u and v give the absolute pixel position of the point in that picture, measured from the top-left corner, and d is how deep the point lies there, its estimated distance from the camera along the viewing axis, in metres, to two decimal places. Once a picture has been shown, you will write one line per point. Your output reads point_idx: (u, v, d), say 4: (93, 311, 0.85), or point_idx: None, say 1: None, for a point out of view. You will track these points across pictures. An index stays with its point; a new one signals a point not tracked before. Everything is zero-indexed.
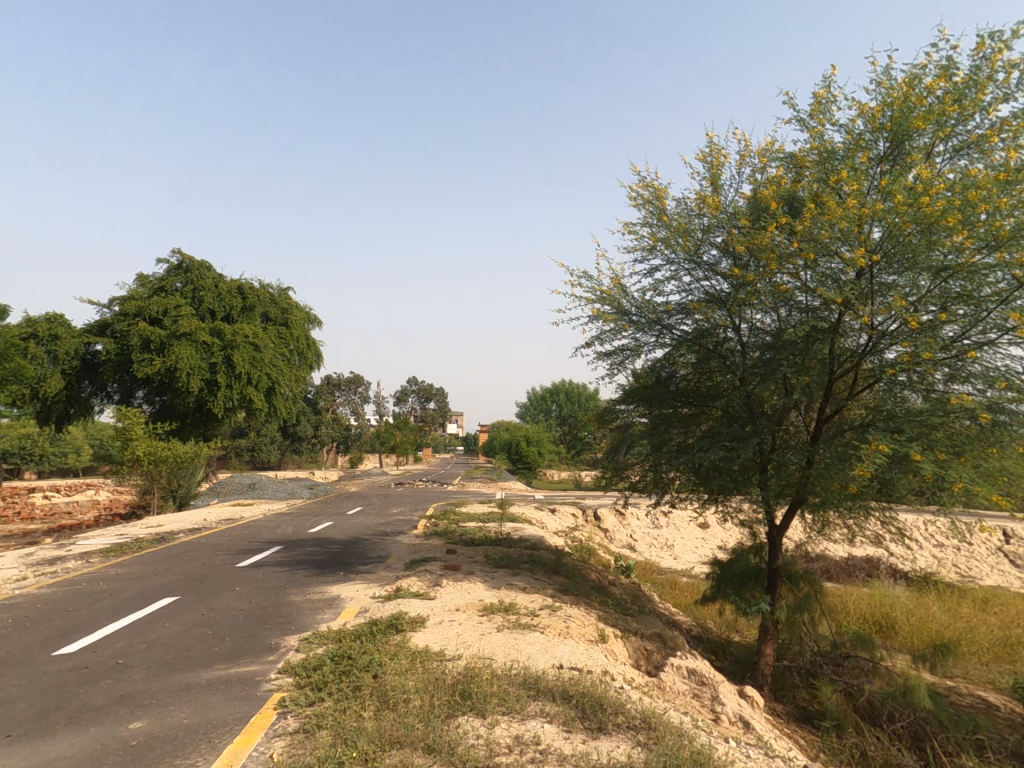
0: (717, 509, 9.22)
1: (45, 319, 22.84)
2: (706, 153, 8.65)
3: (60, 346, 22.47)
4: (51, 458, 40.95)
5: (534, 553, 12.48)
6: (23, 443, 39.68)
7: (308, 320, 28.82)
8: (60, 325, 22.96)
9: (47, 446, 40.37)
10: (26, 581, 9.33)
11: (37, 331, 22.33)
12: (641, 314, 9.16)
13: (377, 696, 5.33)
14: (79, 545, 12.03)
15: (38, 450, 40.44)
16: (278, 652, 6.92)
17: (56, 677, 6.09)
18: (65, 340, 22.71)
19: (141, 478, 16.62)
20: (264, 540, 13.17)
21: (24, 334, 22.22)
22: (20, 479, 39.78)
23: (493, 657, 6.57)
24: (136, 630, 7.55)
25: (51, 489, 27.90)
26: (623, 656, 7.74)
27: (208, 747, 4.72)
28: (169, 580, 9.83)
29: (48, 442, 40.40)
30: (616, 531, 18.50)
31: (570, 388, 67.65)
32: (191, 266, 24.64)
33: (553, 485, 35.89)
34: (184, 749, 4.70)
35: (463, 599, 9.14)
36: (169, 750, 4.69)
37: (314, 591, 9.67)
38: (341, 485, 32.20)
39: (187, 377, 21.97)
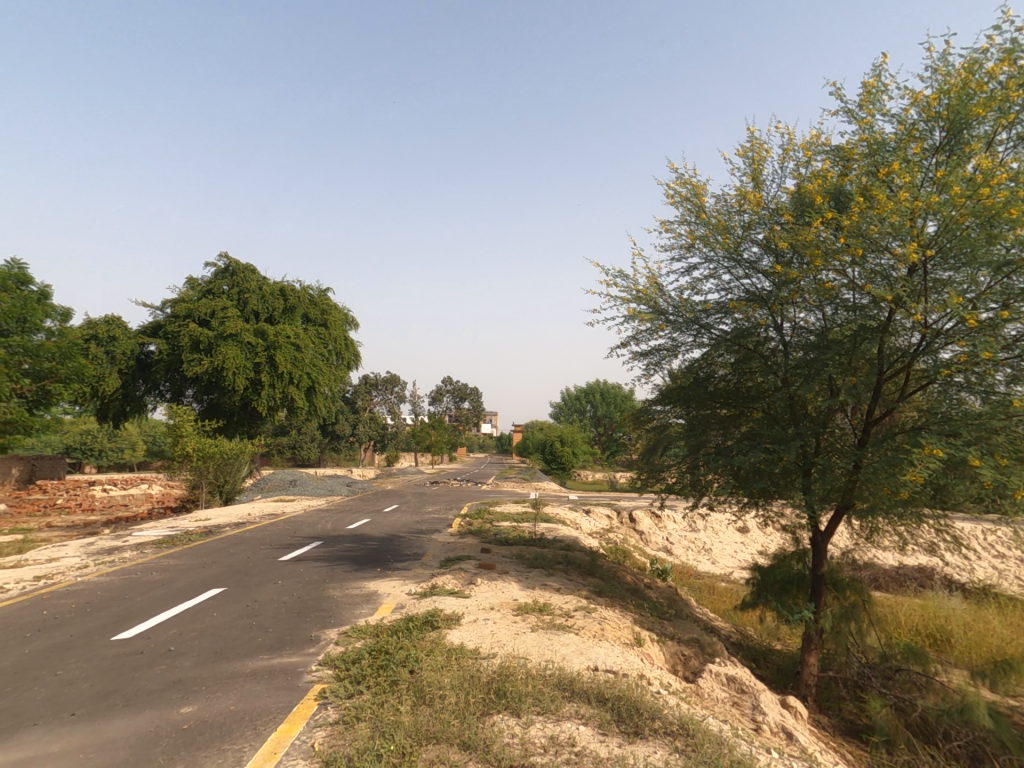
0: (759, 514, 8.98)
1: (105, 321, 24.24)
2: (747, 148, 8.40)
3: (119, 347, 23.87)
4: (108, 453, 43.09)
5: (568, 554, 12.48)
6: (85, 437, 42.42)
7: (346, 321, 29.78)
8: (118, 327, 24.37)
9: (104, 440, 42.66)
10: (88, 569, 9.92)
11: (98, 332, 23.73)
12: (679, 314, 9.13)
13: (413, 691, 5.47)
14: (134, 536, 12.70)
15: (97, 444, 42.80)
16: (319, 645, 7.16)
17: (114, 662, 6.46)
18: (123, 341, 24.13)
19: (190, 472, 17.32)
20: (304, 536, 13.59)
21: (85, 334, 23.62)
22: (82, 472, 42.09)
23: (527, 657, 6.61)
24: (186, 620, 7.94)
25: (110, 482, 29.27)
26: (660, 661, 7.65)
27: (253, 734, 4.93)
28: (217, 572, 10.30)
29: (106, 437, 42.75)
30: (651, 533, 18.21)
31: (606, 389, 66.96)
32: (237, 268, 25.52)
33: (588, 487, 35.19)
34: (231, 735, 4.94)
35: (497, 598, 9.23)
36: (217, 735, 4.94)
37: (352, 586, 9.94)
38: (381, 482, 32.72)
39: (234, 377, 22.81)
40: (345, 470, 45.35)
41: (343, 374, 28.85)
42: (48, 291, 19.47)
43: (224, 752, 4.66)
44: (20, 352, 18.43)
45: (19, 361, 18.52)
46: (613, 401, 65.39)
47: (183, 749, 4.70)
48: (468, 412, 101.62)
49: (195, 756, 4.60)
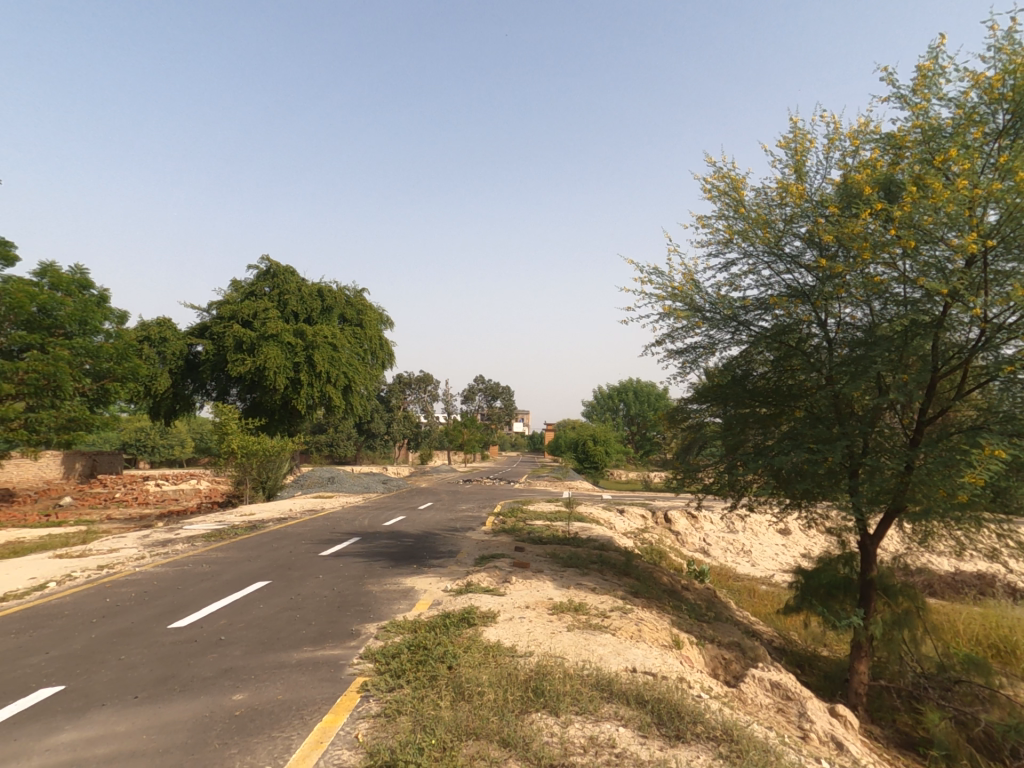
0: (802, 516, 8.72)
1: (157, 323, 25.42)
2: (789, 139, 8.14)
3: (170, 347, 24.99)
4: (161, 450, 45.24)
5: (603, 553, 12.39)
6: (139, 434, 44.66)
7: (381, 321, 30.34)
8: (169, 328, 25.52)
9: (156, 437, 44.82)
10: (144, 559, 10.45)
11: (151, 334, 24.91)
12: (716, 310, 8.94)
13: (452, 686, 5.54)
14: (185, 529, 13.30)
15: (150, 441, 45.00)
16: (359, 639, 7.34)
17: (170, 649, 6.79)
18: (173, 342, 25.25)
19: (235, 468, 17.98)
20: (343, 532, 13.92)
21: (139, 336, 24.85)
22: (136, 467, 44.34)
23: (564, 656, 6.61)
24: (235, 611, 8.26)
25: (161, 477, 30.70)
26: (700, 663, 7.52)
27: (300, 723, 5.10)
28: (261, 565, 10.67)
29: (158, 435, 44.90)
30: (688, 534, 17.88)
31: (640, 388, 66.06)
32: (278, 271, 26.32)
33: (622, 486, 34.79)
34: (280, 723, 5.12)
35: (532, 597, 9.25)
36: (267, 722, 5.13)
37: (390, 582, 10.13)
38: (415, 480, 33.18)
39: (275, 377, 23.55)
40: (380, 468, 46.19)
41: (378, 373, 29.42)
42: (107, 295, 20.63)
43: (273, 739, 4.84)
44: (83, 353, 19.65)
45: (82, 361, 19.74)
46: (648, 400, 64.49)
47: (236, 735, 4.91)
48: (500, 411, 101.86)
49: (248, 741, 4.79)
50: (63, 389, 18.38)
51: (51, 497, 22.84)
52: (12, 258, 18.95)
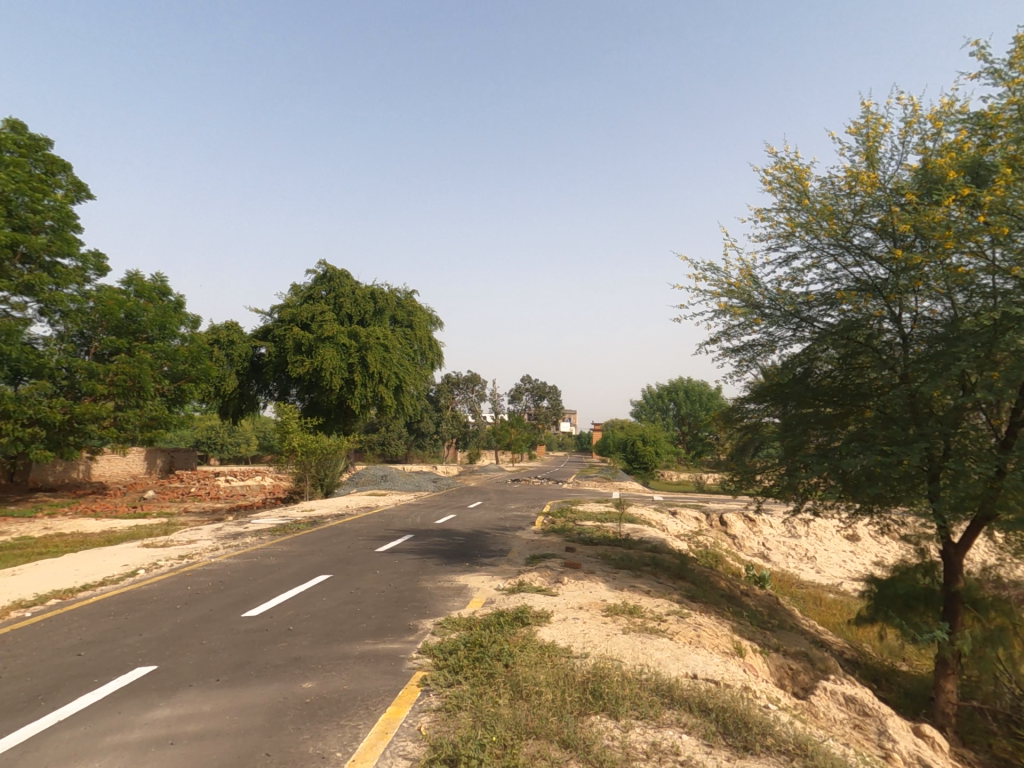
0: (874, 522, 8.27)
1: (225, 326, 26.94)
2: (861, 124, 7.72)
3: (237, 350, 26.41)
4: (229, 447, 48.08)
5: (656, 556, 12.16)
6: (210, 432, 47.65)
7: (431, 322, 30.97)
8: (237, 331, 26.98)
9: (225, 435, 47.68)
10: (218, 551, 11.10)
11: (220, 337, 26.44)
12: (776, 307, 8.61)
13: (511, 684, 5.58)
14: (253, 523, 14.03)
15: (220, 438, 47.90)
16: (417, 633, 7.51)
17: (245, 636, 7.18)
18: (239, 345, 26.67)
19: (295, 466, 18.79)
20: (397, 529, 14.28)
21: (210, 339, 26.41)
22: (207, 464, 47.32)
23: (621, 660, 6.52)
24: (300, 602, 8.63)
25: (230, 473, 32.56)
26: (764, 673, 7.25)
27: (366, 713, 5.26)
28: (323, 559, 11.10)
29: (227, 433, 47.74)
30: (745, 538, 17.26)
31: (691, 387, 64.39)
32: (333, 275, 27.28)
33: (674, 488, 34.02)
34: (347, 712, 5.30)
35: (585, 598, 9.19)
36: (336, 710, 5.33)
37: (444, 579, 10.31)
38: (464, 479, 33.66)
39: (331, 377, 24.43)
40: (431, 466, 47.15)
41: (428, 374, 30.03)
42: (183, 300, 22.06)
43: (342, 727, 5.01)
44: (163, 356, 21.08)
45: (162, 364, 21.11)
46: (699, 399, 62.83)
47: (308, 721, 5.12)
48: (546, 411, 101.67)
49: (319, 728, 4.99)
50: (146, 389, 19.89)
51: (135, 490, 24.66)
52: (104, 268, 20.55)
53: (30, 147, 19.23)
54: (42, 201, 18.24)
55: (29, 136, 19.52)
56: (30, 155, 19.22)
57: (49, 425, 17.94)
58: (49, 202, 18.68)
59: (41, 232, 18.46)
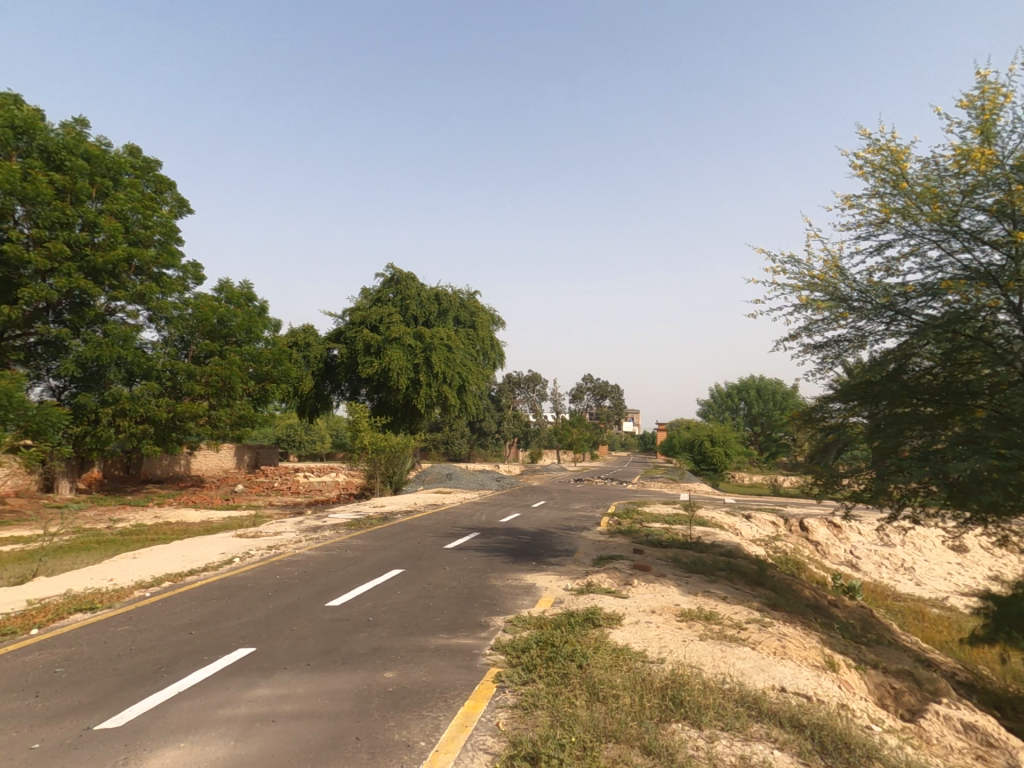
0: (986, 531, 7.52)
1: (303, 329, 28.46)
2: (974, 97, 7.07)
3: (312, 351, 27.82)
4: (306, 444, 50.82)
5: (732, 561, 11.65)
6: (289, 430, 50.62)
7: (493, 322, 31.34)
8: (313, 334, 28.43)
9: (302, 433, 50.47)
10: (300, 543, 11.71)
11: (298, 340, 27.97)
12: (867, 299, 8.04)
13: (587, 686, 5.48)
14: (330, 517, 14.70)
15: (298, 436, 50.76)
16: (489, 630, 7.55)
17: (329, 624, 7.50)
18: (315, 347, 28.09)
19: (366, 463, 19.52)
20: (463, 526, 14.51)
21: (288, 341, 27.97)
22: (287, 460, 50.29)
23: (700, 667, 6.27)
24: (377, 594, 8.92)
25: (307, 469, 34.37)
26: (861, 690, 6.75)
27: (445, 705, 5.33)
28: (395, 554, 11.45)
29: (304, 431, 50.50)
30: (830, 545, 16.20)
31: (763, 386, 61.37)
32: (400, 277, 28.18)
33: (746, 490, 32.61)
34: (428, 703, 5.40)
35: (658, 602, 8.93)
36: (417, 701, 5.45)
37: (512, 578, 10.34)
38: (527, 478, 33.79)
39: (398, 377, 25.22)
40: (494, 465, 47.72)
41: (490, 373, 30.39)
42: (265, 304, 23.48)
43: (424, 717, 5.10)
44: (249, 358, 22.39)
45: (248, 366, 22.43)
46: (772, 400, 59.88)
47: (392, 709, 5.26)
48: (607, 411, 100.32)
49: (402, 716, 5.11)
50: (235, 389, 21.44)
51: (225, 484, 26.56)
52: (201, 277, 22.17)
53: (144, 169, 21.31)
54: (152, 218, 20.13)
55: (145, 159, 21.66)
56: (144, 176, 21.32)
57: (156, 422, 19.69)
58: (157, 218, 20.56)
59: (150, 246, 20.35)
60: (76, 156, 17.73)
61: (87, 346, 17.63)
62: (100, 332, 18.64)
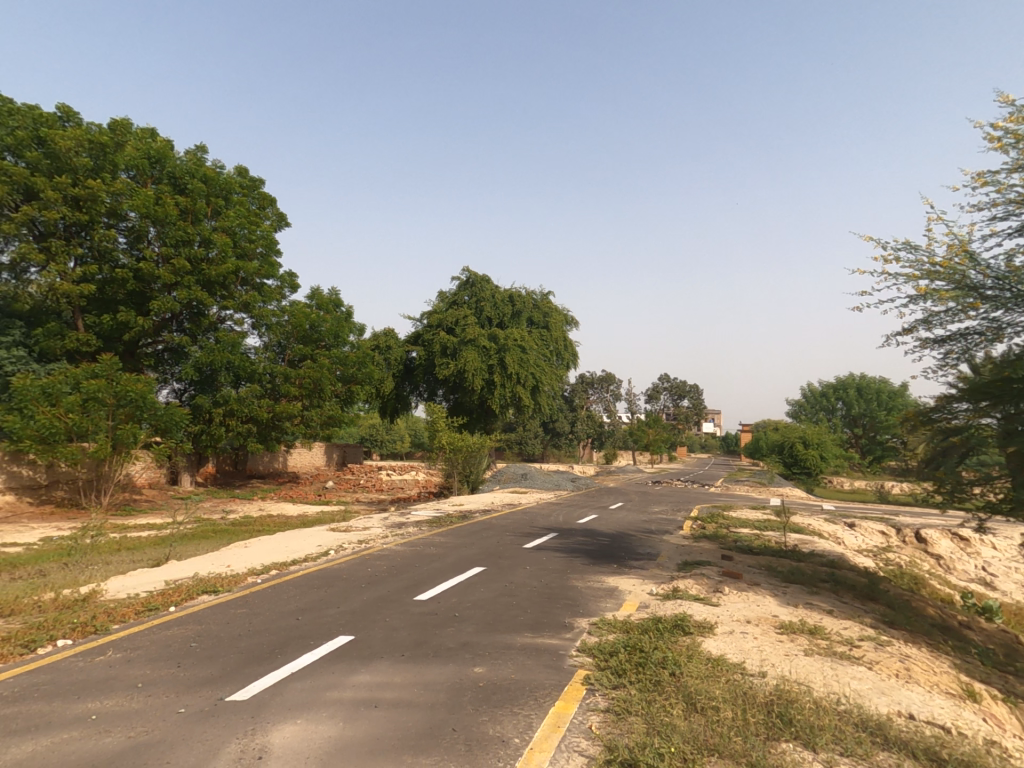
0: None
1: (384, 333, 29.78)
2: None
3: (393, 354, 29.03)
4: (388, 444, 53.03)
5: (835, 572, 10.73)
6: (372, 430, 53.15)
7: (566, 322, 31.23)
8: (393, 337, 29.67)
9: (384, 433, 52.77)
10: (387, 538, 12.16)
11: (380, 343, 29.31)
12: (1004, 287, 7.17)
13: (684, 695, 5.20)
14: (412, 514, 15.17)
15: (380, 435, 53.13)
16: (575, 631, 7.40)
17: (419, 618, 7.67)
18: (395, 350, 29.31)
19: (444, 462, 20.00)
20: (541, 527, 14.44)
21: (371, 345, 29.36)
22: (371, 458, 52.81)
23: (808, 684, 5.77)
24: (461, 591, 9.03)
25: (389, 467, 35.90)
26: (1006, 724, 5.93)
27: (536, 704, 5.24)
28: (476, 552, 11.58)
29: (385, 430, 52.80)
30: (953, 561, 14.52)
31: (864, 384, 56.30)
32: (475, 280, 28.74)
33: (845, 496, 30.19)
34: (519, 700, 5.34)
35: (753, 612, 8.38)
36: (509, 697, 5.41)
37: (594, 580, 10.12)
38: (603, 479, 33.25)
39: (473, 378, 25.69)
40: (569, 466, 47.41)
41: (563, 374, 30.28)
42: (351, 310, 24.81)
43: (516, 714, 5.04)
44: (336, 361, 23.86)
45: (336, 367, 23.90)
46: (875, 399, 55.02)
47: (484, 703, 5.25)
48: (686, 411, 96.76)
49: (495, 711, 5.08)
50: (324, 391, 22.76)
51: (316, 480, 28.28)
52: (296, 286, 23.77)
53: (251, 188, 23.02)
54: (256, 232, 21.70)
55: (252, 178, 23.29)
56: (250, 194, 23.03)
57: (258, 422, 21.28)
58: (261, 232, 22.13)
59: (254, 258, 21.93)
60: (196, 179, 19.67)
61: (203, 352, 19.51)
62: (212, 338, 20.46)
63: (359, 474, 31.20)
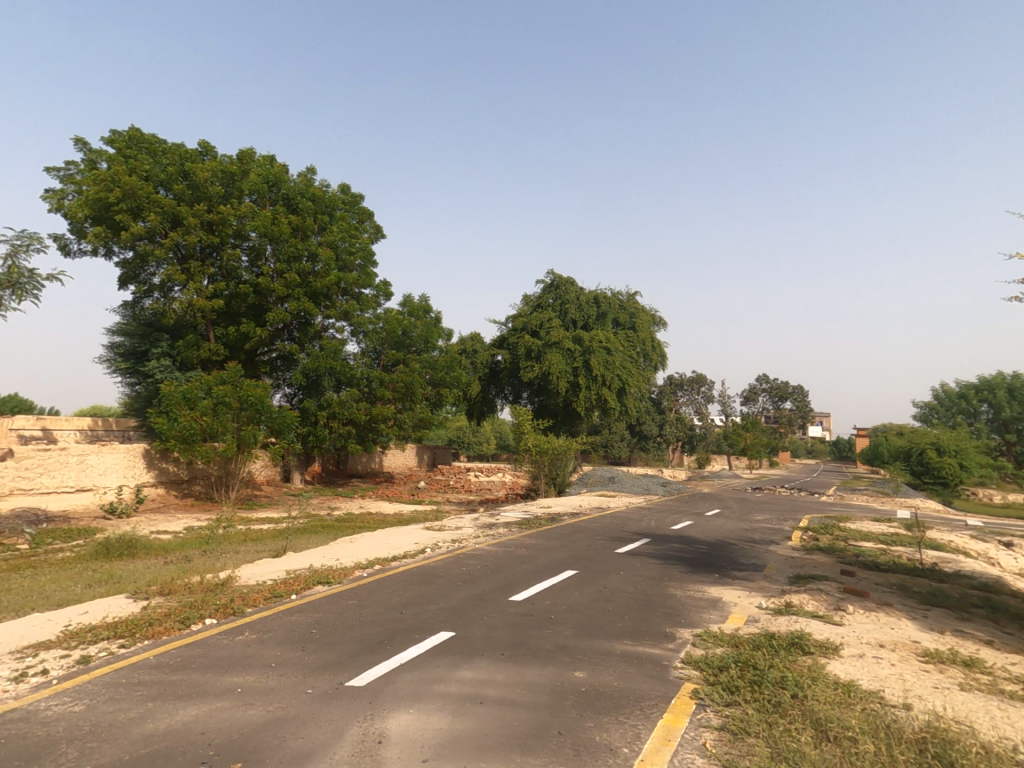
0: None
1: (471, 337, 30.56)
2: None
3: (479, 358, 29.74)
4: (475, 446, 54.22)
5: (986, 596, 9.31)
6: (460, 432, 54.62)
7: (653, 321, 30.30)
8: (480, 342, 30.37)
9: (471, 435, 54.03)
10: (479, 538, 12.31)
11: (467, 347, 30.11)
12: None
13: (811, 720, 4.67)
14: (501, 515, 15.29)
15: (468, 437, 54.47)
16: (679, 642, 6.97)
17: (515, 618, 7.60)
18: (481, 354, 30.00)
19: (531, 464, 20.03)
20: (633, 532, 13.94)
21: (458, 349, 30.24)
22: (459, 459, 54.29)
23: (965, 721, 4.98)
24: (555, 593, 8.85)
25: (476, 469, 36.69)
26: None
27: (642, 714, 4.95)
28: (568, 555, 11.38)
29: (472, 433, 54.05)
30: None
31: None
32: (559, 283, 28.69)
33: (991, 510, 26.23)
34: (625, 708, 5.07)
35: (886, 635, 7.44)
36: (614, 704, 5.15)
37: (695, 589, 9.54)
38: (697, 485, 31.62)
39: (558, 380, 25.57)
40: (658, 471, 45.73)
41: (650, 375, 29.37)
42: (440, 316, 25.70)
43: (622, 722, 4.78)
44: (427, 366, 24.87)
45: (426, 372, 24.93)
46: None
47: (588, 708, 5.04)
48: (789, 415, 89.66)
49: (601, 717, 4.86)
50: (416, 394, 23.71)
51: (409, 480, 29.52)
52: (390, 294, 24.99)
53: (353, 203, 24.53)
54: (355, 245, 23.12)
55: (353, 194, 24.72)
56: (352, 210, 24.54)
57: (357, 424, 22.59)
58: (360, 244, 23.50)
59: (354, 269, 23.37)
60: (307, 199, 21.28)
61: (310, 358, 21.20)
62: (317, 346, 22.12)
63: (448, 475, 32.14)
